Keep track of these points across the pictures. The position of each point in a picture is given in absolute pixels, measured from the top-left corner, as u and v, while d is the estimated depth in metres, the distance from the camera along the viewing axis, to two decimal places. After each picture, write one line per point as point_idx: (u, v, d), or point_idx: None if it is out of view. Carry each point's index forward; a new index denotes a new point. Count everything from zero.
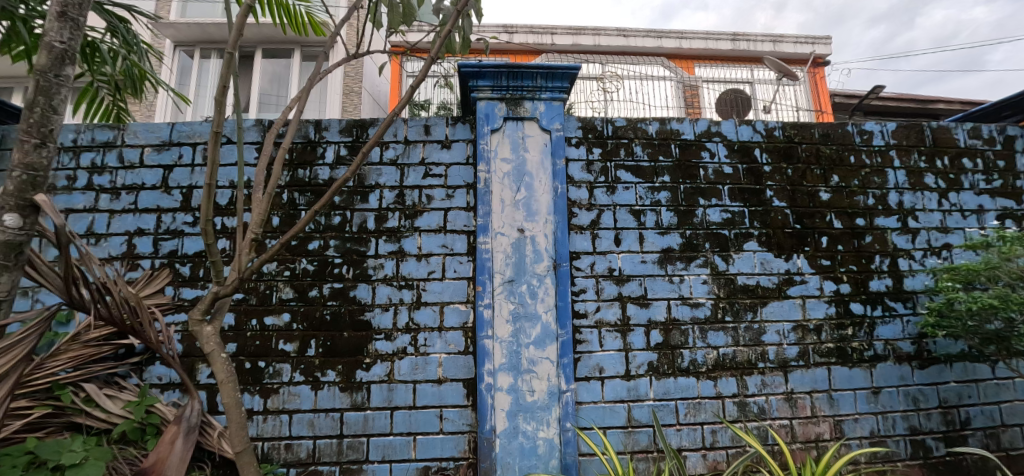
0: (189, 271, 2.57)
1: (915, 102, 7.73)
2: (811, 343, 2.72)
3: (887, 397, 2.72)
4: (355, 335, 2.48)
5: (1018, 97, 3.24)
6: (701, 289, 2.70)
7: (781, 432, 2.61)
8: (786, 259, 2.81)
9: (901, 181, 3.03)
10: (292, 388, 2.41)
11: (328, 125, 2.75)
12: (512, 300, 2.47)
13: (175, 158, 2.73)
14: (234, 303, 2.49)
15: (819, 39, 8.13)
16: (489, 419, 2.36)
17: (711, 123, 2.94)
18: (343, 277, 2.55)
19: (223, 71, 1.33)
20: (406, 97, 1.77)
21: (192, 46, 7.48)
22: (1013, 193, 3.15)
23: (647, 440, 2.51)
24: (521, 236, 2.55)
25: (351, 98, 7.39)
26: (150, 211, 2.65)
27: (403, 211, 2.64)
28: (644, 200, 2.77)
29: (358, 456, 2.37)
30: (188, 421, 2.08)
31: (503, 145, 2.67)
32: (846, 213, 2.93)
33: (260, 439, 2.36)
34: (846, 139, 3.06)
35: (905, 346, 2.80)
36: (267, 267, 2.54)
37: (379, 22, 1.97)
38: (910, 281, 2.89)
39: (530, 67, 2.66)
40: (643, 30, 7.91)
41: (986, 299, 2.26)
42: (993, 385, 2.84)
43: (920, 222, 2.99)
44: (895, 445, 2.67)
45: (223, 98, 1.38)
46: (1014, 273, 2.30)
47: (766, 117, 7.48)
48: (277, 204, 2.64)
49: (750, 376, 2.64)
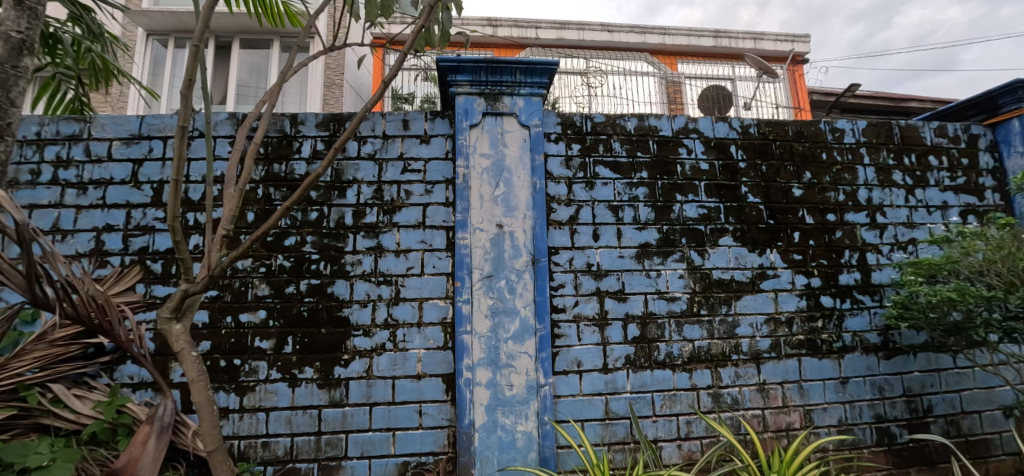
0: (161, 268, 2.51)
1: (888, 100, 7.98)
2: (782, 335, 2.80)
3: (854, 387, 2.82)
4: (333, 332, 2.46)
5: (983, 96, 3.36)
6: (677, 284, 2.75)
7: (752, 422, 2.69)
8: (759, 254, 2.87)
9: (870, 177, 3.13)
10: (269, 386, 2.39)
11: (304, 118, 2.71)
12: (490, 296, 2.47)
13: (145, 152, 2.66)
14: (208, 301, 2.45)
15: (799, 38, 8.28)
16: (468, 413, 2.38)
17: (689, 120, 2.98)
18: (320, 274, 2.52)
19: (189, 63, 1.31)
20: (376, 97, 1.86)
21: (166, 35, 7.24)
22: (976, 190, 3.27)
23: (624, 432, 2.56)
24: (499, 231, 2.55)
25: (332, 91, 7.20)
26: (119, 206, 2.58)
27: (382, 207, 2.62)
28: (622, 196, 2.80)
29: (337, 453, 2.36)
30: (161, 421, 2.05)
31: (482, 140, 2.66)
32: (817, 209, 3.01)
33: (236, 437, 2.34)
34: (819, 136, 3.13)
35: (872, 338, 2.90)
36: (242, 263, 2.50)
37: (358, 14, 1.94)
38: (878, 275, 2.99)
39: (509, 62, 2.67)
40: (627, 26, 7.91)
41: (945, 291, 2.34)
42: (954, 374, 2.97)
43: (888, 217, 3.09)
44: (861, 433, 2.78)
45: (190, 91, 1.36)
46: (974, 267, 2.40)
47: (746, 112, 7.55)
48: (252, 200, 2.59)
49: (724, 368, 2.70)
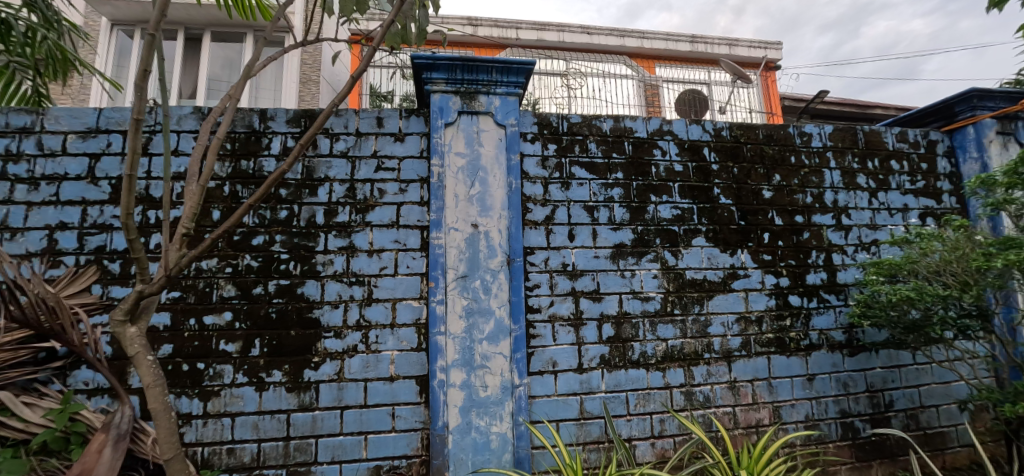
0: (120, 268, 2.40)
1: (855, 107, 8.27)
2: (752, 334, 2.86)
3: (821, 383, 2.91)
4: (303, 333, 2.40)
5: (940, 103, 3.51)
6: (652, 283, 2.78)
7: (723, 419, 2.73)
8: (731, 254, 2.93)
9: (836, 180, 3.23)
10: (234, 390, 2.30)
11: (274, 114, 2.64)
12: (465, 296, 2.45)
13: (103, 146, 2.54)
14: (170, 302, 2.35)
15: (772, 45, 8.50)
16: (442, 415, 2.35)
17: (663, 122, 3.02)
18: (289, 274, 2.45)
19: (144, 52, 1.25)
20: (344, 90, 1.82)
21: (132, 26, 6.68)
22: (934, 193, 3.42)
23: (599, 432, 2.57)
24: (475, 231, 2.53)
25: (309, 87, 6.94)
26: (74, 203, 2.45)
27: (354, 206, 2.57)
28: (598, 197, 2.82)
29: (306, 458, 2.30)
30: (118, 428, 1.98)
31: (457, 139, 2.63)
32: (786, 211, 3.08)
33: (199, 444, 2.25)
34: (788, 140, 3.22)
35: (838, 335, 3.00)
36: (206, 263, 2.41)
37: (332, 9, 1.90)
38: (843, 274, 3.09)
39: (485, 60, 2.65)
40: (606, 28, 7.97)
41: (904, 291, 2.44)
42: (914, 369, 3.09)
43: (853, 219, 3.20)
44: (827, 428, 2.86)
45: (145, 83, 1.30)
46: (931, 267, 2.49)
47: (722, 117, 7.66)
48: (217, 197, 2.50)
49: (697, 367, 2.74)
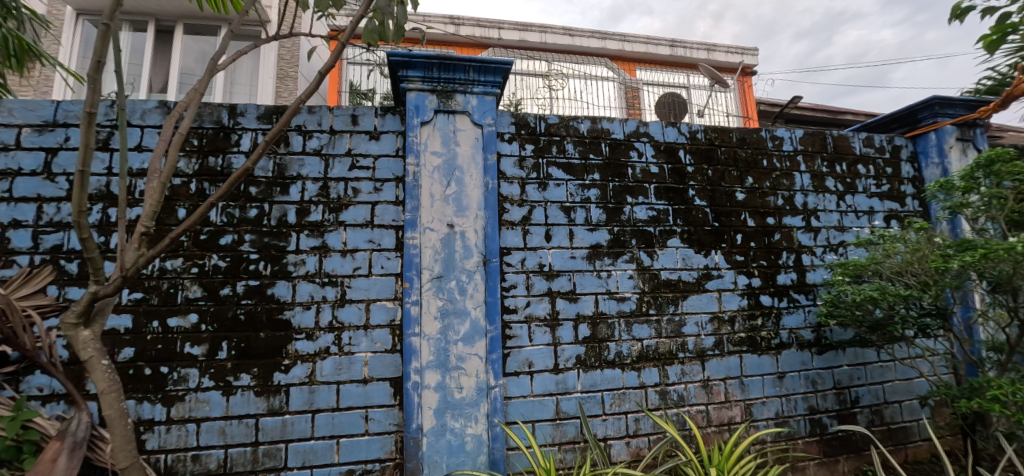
0: (78, 269, 2.29)
1: (827, 113, 8.52)
2: (725, 333, 2.91)
3: (791, 381, 2.98)
4: (273, 336, 2.34)
5: (903, 111, 3.66)
6: (627, 284, 2.80)
7: (697, 417, 2.77)
8: (705, 255, 2.98)
9: (806, 183, 3.31)
10: (200, 395, 2.23)
11: (244, 110, 2.56)
12: (440, 297, 2.43)
13: (60, 140, 2.43)
14: (132, 304, 2.26)
15: (748, 50, 8.69)
16: (416, 417, 2.32)
17: (639, 124, 3.05)
18: (259, 274, 2.38)
19: (98, 43, 1.20)
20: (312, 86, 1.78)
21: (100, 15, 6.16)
22: (898, 196, 3.54)
23: (575, 432, 2.57)
24: (450, 231, 2.50)
25: (286, 83, 6.76)
26: (28, 200, 2.33)
27: (328, 205, 2.51)
28: (574, 197, 2.83)
29: (276, 464, 2.24)
30: (75, 436, 1.89)
31: (433, 139, 2.60)
32: (758, 213, 3.15)
33: (162, 451, 2.17)
34: (760, 143, 3.29)
35: (807, 334, 3.07)
36: (171, 263, 2.32)
37: (306, 4, 1.86)
38: (812, 275, 3.17)
39: (462, 59, 2.63)
40: (588, 31, 8.02)
41: (867, 291, 2.52)
42: (878, 367, 3.19)
43: (822, 221, 3.29)
44: (796, 424, 2.93)
45: (99, 75, 1.25)
46: (894, 268, 2.59)
47: (700, 119, 7.77)
48: (183, 195, 2.41)
49: (671, 366, 2.78)
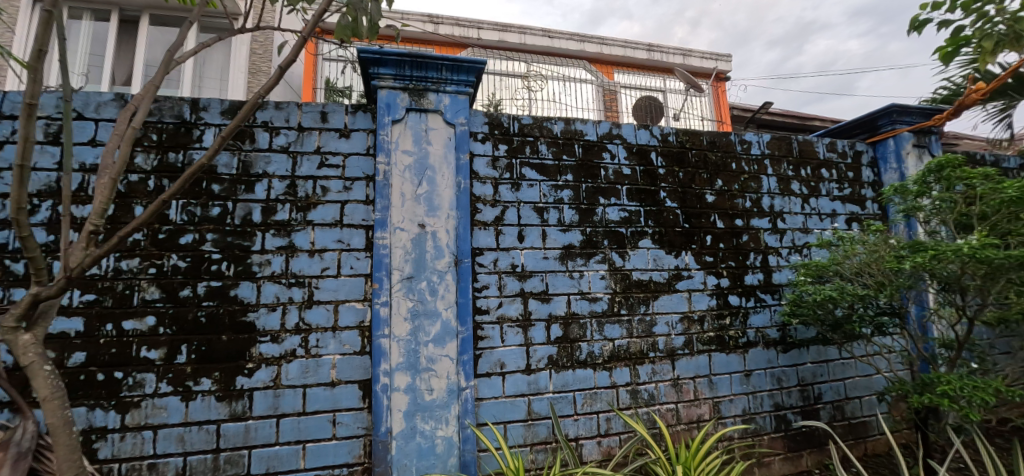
0: (24, 269, 2.17)
1: (797, 119, 8.78)
2: (695, 332, 2.96)
3: (757, 378, 3.05)
4: (236, 338, 2.26)
5: (865, 117, 3.80)
6: (599, 284, 2.83)
7: (666, 415, 2.82)
8: (675, 256, 3.03)
9: (773, 187, 3.41)
10: (157, 401, 2.14)
11: (207, 104, 2.48)
12: (411, 298, 2.40)
13: (7, 133, 2.29)
14: (84, 306, 2.15)
15: (722, 57, 8.89)
16: (386, 420, 2.28)
17: (613, 126, 3.08)
18: (222, 275, 2.30)
19: (40, 29, 1.14)
20: (274, 81, 1.74)
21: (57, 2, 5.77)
22: (859, 200, 3.68)
23: (546, 432, 2.58)
24: (422, 231, 2.47)
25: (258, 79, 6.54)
26: None
27: (295, 203, 2.45)
28: (548, 198, 2.83)
29: (238, 471, 2.17)
30: (19, 446, 1.80)
31: (404, 137, 2.57)
32: (727, 214, 3.22)
33: (116, 460, 2.07)
34: (730, 147, 3.36)
35: (772, 333, 3.16)
36: (126, 263, 2.22)
37: None
38: (777, 275, 3.26)
39: (434, 57, 2.60)
40: (567, 33, 8.07)
41: (827, 291, 2.61)
42: (840, 364, 3.31)
43: (787, 223, 3.39)
44: (762, 421, 3.01)
45: (41, 64, 1.19)
46: (853, 268, 2.68)
47: (676, 123, 7.98)
48: (140, 192, 2.32)
49: (642, 366, 2.81)
